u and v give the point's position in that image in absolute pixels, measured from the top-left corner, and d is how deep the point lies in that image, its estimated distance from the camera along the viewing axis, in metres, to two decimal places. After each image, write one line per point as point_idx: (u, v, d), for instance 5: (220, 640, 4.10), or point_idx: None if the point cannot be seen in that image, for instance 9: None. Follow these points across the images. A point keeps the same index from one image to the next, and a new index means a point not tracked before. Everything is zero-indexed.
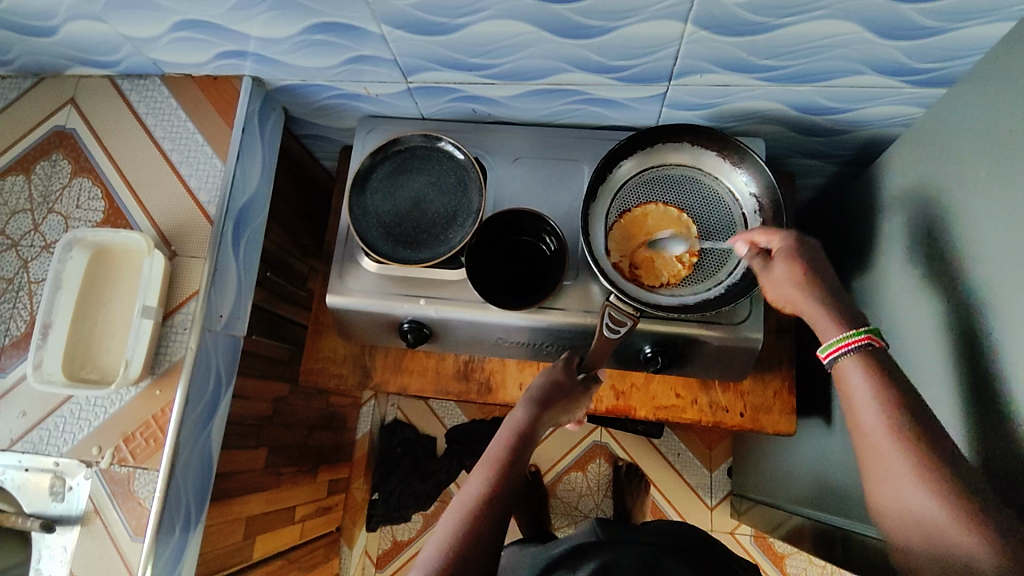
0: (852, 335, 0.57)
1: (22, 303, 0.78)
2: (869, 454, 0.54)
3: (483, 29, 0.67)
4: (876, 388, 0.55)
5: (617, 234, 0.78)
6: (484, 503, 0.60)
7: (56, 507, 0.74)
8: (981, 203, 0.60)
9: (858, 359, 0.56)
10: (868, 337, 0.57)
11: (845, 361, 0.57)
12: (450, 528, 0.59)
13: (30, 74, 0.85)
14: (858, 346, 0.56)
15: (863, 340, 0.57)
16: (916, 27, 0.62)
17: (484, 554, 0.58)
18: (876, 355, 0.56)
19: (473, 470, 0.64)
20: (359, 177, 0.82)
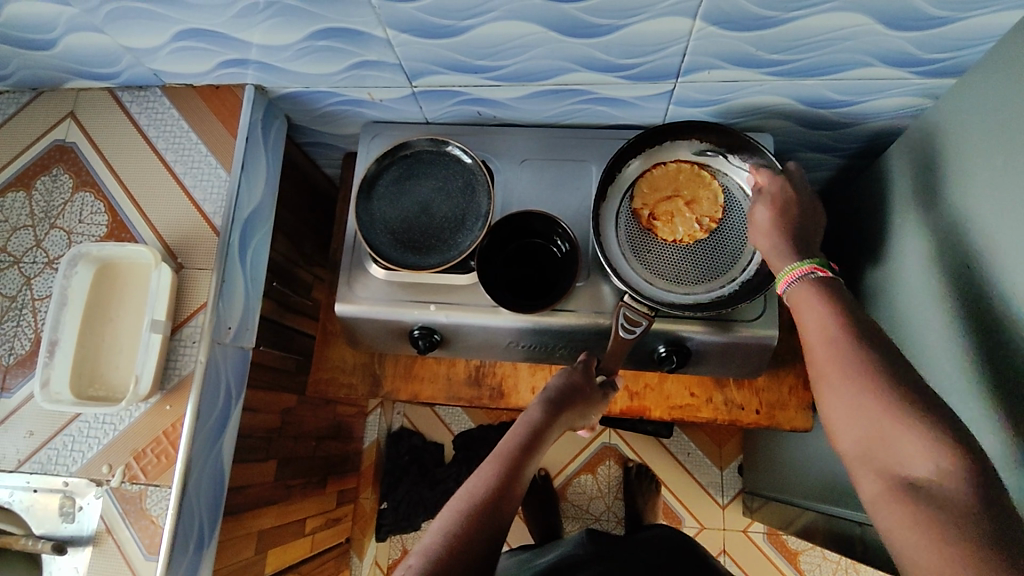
0: (798, 267, 0.60)
1: (27, 321, 0.77)
2: (818, 370, 0.53)
3: (488, 31, 0.66)
4: (830, 311, 0.55)
5: (643, 184, 0.78)
6: (490, 498, 0.59)
7: (67, 528, 0.72)
8: (993, 193, 0.59)
9: (807, 283, 0.58)
10: (811, 267, 0.59)
11: (791, 291, 0.59)
12: (458, 513, 0.58)
13: (28, 88, 0.83)
14: (800, 277, 0.59)
15: (807, 271, 0.59)
16: (925, 17, 0.61)
17: (485, 534, 0.57)
18: (822, 281, 0.58)
19: (484, 462, 0.64)
20: (365, 183, 0.81)
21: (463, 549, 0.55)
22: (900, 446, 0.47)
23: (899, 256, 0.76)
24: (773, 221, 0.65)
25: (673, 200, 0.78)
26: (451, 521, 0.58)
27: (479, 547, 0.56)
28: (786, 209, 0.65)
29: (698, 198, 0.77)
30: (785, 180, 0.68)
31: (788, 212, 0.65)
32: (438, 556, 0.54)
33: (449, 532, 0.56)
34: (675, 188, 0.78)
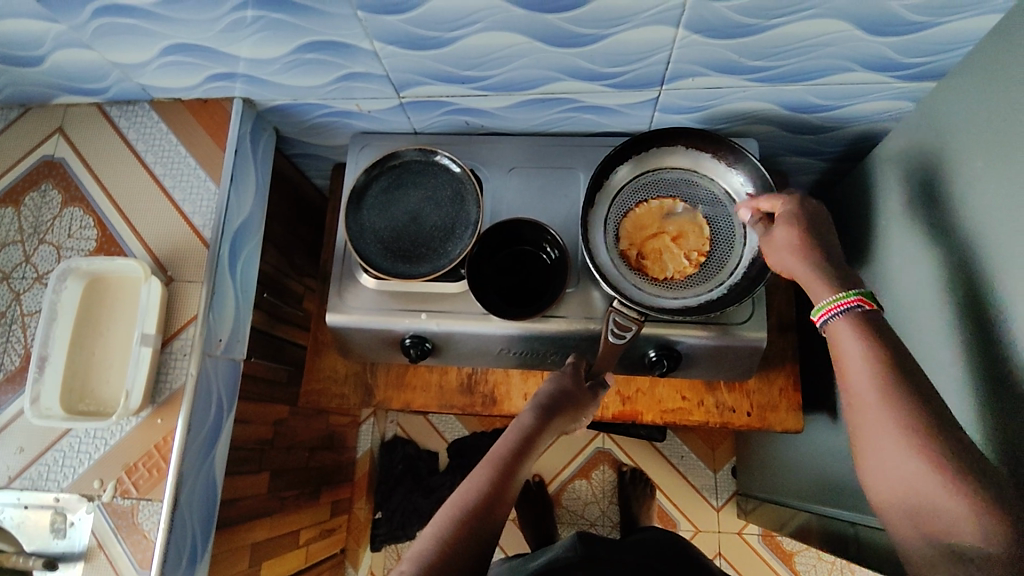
0: (843, 297, 0.57)
1: (16, 336, 0.77)
2: (859, 423, 0.53)
3: (475, 42, 0.67)
4: (869, 362, 0.53)
5: (628, 225, 0.79)
6: (479, 503, 0.59)
7: (58, 544, 0.72)
8: (978, 193, 0.60)
9: (848, 323, 0.56)
10: (857, 299, 0.57)
11: (831, 324, 0.58)
12: (447, 519, 0.58)
13: (16, 104, 0.84)
14: (841, 311, 0.57)
15: (853, 302, 0.57)
16: (903, 23, 0.63)
17: (475, 539, 0.57)
18: (868, 316, 0.56)
19: (476, 466, 0.64)
20: (355, 193, 0.81)
21: (457, 555, 0.56)
22: (941, 507, 0.47)
23: (884, 258, 0.77)
24: (800, 241, 0.63)
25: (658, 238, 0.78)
26: (443, 527, 0.58)
27: (472, 552, 0.56)
28: (810, 233, 0.64)
29: (684, 233, 0.78)
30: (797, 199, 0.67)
31: (812, 233, 0.64)
32: (427, 563, 0.55)
33: (441, 538, 0.57)
34: (659, 224, 0.79)
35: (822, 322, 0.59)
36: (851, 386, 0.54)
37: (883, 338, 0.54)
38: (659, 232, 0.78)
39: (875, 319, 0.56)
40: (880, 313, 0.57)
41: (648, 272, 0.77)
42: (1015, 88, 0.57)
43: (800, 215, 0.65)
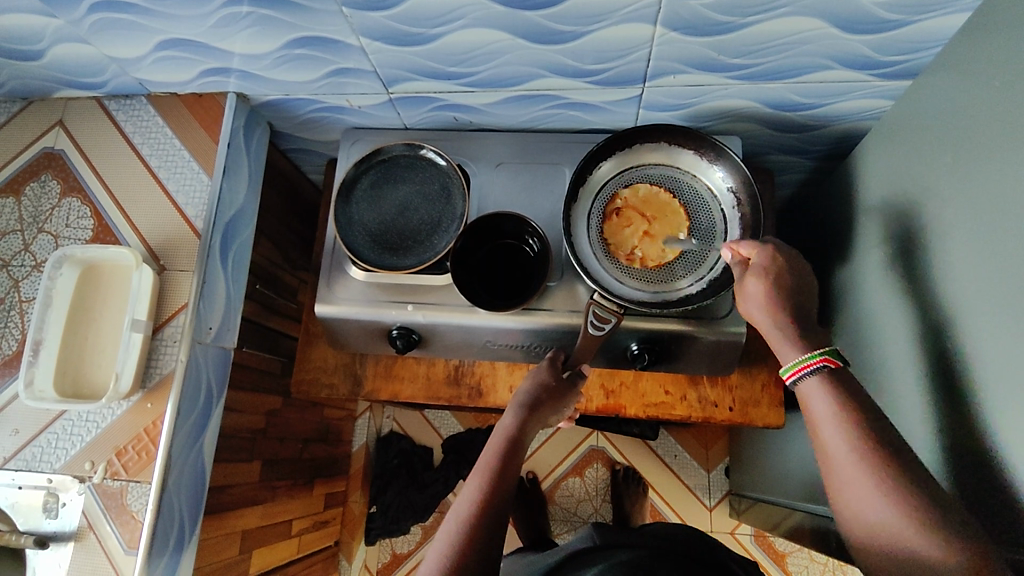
0: (809, 358, 0.57)
1: (14, 322, 0.79)
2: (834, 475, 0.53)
3: (459, 39, 0.69)
4: (838, 411, 0.54)
5: (637, 191, 0.80)
6: (478, 516, 0.60)
7: (50, 524, 0.74)
8: (948, 188, 0.61)
9: (819, 381, 0.56)
10: (823, 360, 0.57)
11: (801, 385, 0.58)
12: (450, 539, 0.59)
13: (19, 98, 0.86)
14: (811, 371, 0.57)
15: (818, 364, 0.56)
16: (878, 21, 0.64)
17: (481, 555, 0.58)
18: (835, 376, 0.56)
19: (469, 477, 0.65)
20: (344, 187, 0.83)
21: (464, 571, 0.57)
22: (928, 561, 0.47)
23: (864, 254, 0.77)
24: (768, 301, 0.62)
25: (648, 216, 0.79)
26: (449, 544, 0.59)
27: (480, 565, 0.57)
28: (783, 284, 0.62)
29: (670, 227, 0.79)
30: (774, 250, 0.64)
31: (786, 289, 0.62)
32: None
33: (447, 556, 0.58)
34: (658, 213, 0.79)
35: (791, 381, 0.59)
36: (821, 441, 0.55)
37: (851, 391, 0.55)
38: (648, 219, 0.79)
39: (842, 378, 0.56)
40: (846, 370, 0.56)
41: (608, 224, 0.80)
42: (985, 85, 0.58)
43: (773, 271, 0.63)
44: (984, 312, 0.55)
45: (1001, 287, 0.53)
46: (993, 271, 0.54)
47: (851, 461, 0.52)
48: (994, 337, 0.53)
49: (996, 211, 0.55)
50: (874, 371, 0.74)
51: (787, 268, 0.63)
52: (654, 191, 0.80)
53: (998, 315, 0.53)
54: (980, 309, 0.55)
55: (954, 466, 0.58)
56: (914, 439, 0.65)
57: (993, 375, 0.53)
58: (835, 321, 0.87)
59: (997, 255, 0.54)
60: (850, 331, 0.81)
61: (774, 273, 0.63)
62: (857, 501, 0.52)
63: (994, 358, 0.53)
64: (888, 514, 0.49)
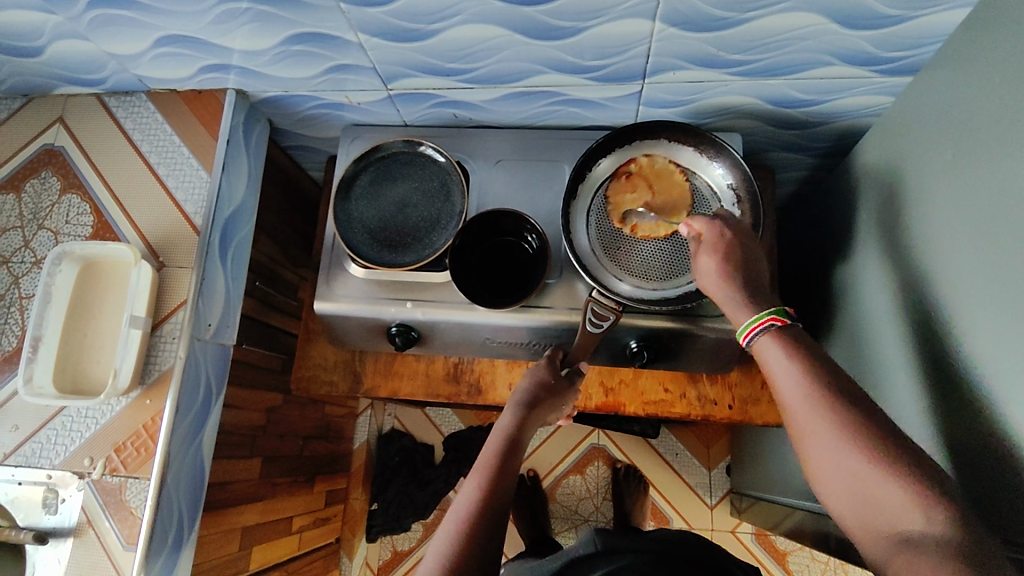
0: (757, 320, 0.58)
1: (14, 318, 0.79)
2: (796, 425, 0.52)
3: (457, 34, 0.69)
4: (791, 360, 0.54)
5: (657, 171, 0.80)
6: (477, 514, 0.60)
7: (49, 520, 0.74)
8: (949, 185, 0.61)
9: (772, 336, 0.56)
10: (770, 320, 0.57)
11: (755, 345, 0.58)
12: (450, 537, 0.59)
13: (19, 95, 0.86)
14: (761, 331, 0.57)
15: (767, 323, 0.57)
16: (879, 17, 0.63)
17: (480, 554, 0.58)
18: (784, 333, 0.56)
19: (467, 476, 0.65)
20: (343, 184, 0.83)
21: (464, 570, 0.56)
22: (891, 501, 0.46)
23: (864, 252, 0.77)
24: (722, 274, 0.62)
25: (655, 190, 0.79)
26: (447, 544, 0.58)
27: (479, 564, 0.57)
28: (732, 254, 0.63)
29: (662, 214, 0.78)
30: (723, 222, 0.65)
31: (734, 261, 0.62)
32: None
33: (446, 556, 0.57)
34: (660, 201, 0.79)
35: (747, 343, 0.58)
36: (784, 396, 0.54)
37: (801, 342, 0.55)
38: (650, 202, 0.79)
39: (794, 334, 0.56)
40: (796, 326, 0.57)
41: (619, 180, 0.80)
42: (985, 80, 0.57)
43: (722, 245, 0.63)
44: (983, 309, 0.54)
45: (1000, 284, 0.53)
46: (992, 268, 0.54)
47: (816, 408, 0.51)
48: (993, 335, 0.53)
49: (996, 207, 0.54)
50: (874, 368, 0.74)
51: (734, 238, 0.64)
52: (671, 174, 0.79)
53: (997, 313, 0.52)
54: (979, 306, 0.55)
55: (952, 463, 0.58)
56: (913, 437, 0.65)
57: (992, 373, 0.52)
58: (836, 319, 0.86)
59: (996, 252, 0.53)
60: (850, 329, 0.81)
61: (724, 245, 0.63)
62: (822, 446, 0.50)
63: (992, 355, 0.52)
64: (850, 458, 0.48)
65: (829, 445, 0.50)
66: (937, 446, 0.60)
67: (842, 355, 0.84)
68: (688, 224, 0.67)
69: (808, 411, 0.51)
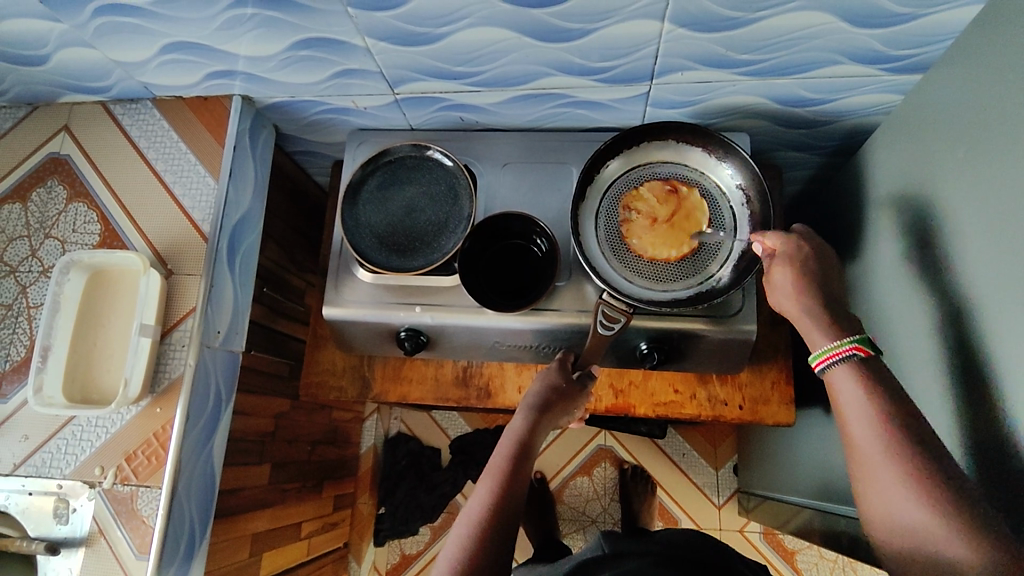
0: (841, 345, 0.57)
1: (23, 328, 0.79)
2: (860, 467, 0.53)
3: (465, 38, 0.68)
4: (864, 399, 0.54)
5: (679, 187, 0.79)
6: (488, 517, 0.60)
7: (60, 530, 0.74)
8: (962, 183, 0.61)
9: (850, 369, 0.56)
10: (854, 347, 0.56)
11: (830, 374, 0.57)
12: (462, 541, 0.58)
13: (24, 103, 0.86)
14: (841, 359, 0.56)
15: (847, 352, 0.56)
16: (890, 15, 0.63)
17: (493, 558, 0.58)
18: (866, 364, 0.55)
19: (479, 479, 0.65)
20: (351, 188, 0.83)
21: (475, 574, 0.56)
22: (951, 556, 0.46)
23: (875, 250, 0.77)
24: (798, 285, 0.62)
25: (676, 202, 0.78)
26: (459, 547, 0.58)
27: (490, 567, 0.57)
28: (811, 275, 0.63)
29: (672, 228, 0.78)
30: (800, 240, 0.66)
31: (811, 275, 0.63)
32: None
33: (457, 559, 0.57)
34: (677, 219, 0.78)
35: (822, 368, 0.58)
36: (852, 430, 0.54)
37: (880, 379, 0.55)
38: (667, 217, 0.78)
39: (875, 366, 0.55)
40: (877, 357, 0.56)
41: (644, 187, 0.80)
42: (997, 78, 0.57)
43: (801, 259, 0.64)
44: (1000, 308, 0.54)
45: (1016, 282, 0.52)
46: (1007, 266, 0.54)
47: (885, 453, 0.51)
48: (1010, 333, 0.53)
49: (1009, 205, 0.54)
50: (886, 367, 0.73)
51: (813, 257, 0.64)
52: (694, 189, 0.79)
53: (1013, 311, 0.52)
54: (995, 304, 0.55)
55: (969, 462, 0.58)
56: None
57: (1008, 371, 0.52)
58: None
59: (1011, 250, 0.53)
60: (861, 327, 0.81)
61: (800, 263, 0.64)
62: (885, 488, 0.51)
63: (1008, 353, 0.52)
64: (912, 508, 0.49)
65: (892, 490, 0.50)
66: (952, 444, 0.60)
67: None
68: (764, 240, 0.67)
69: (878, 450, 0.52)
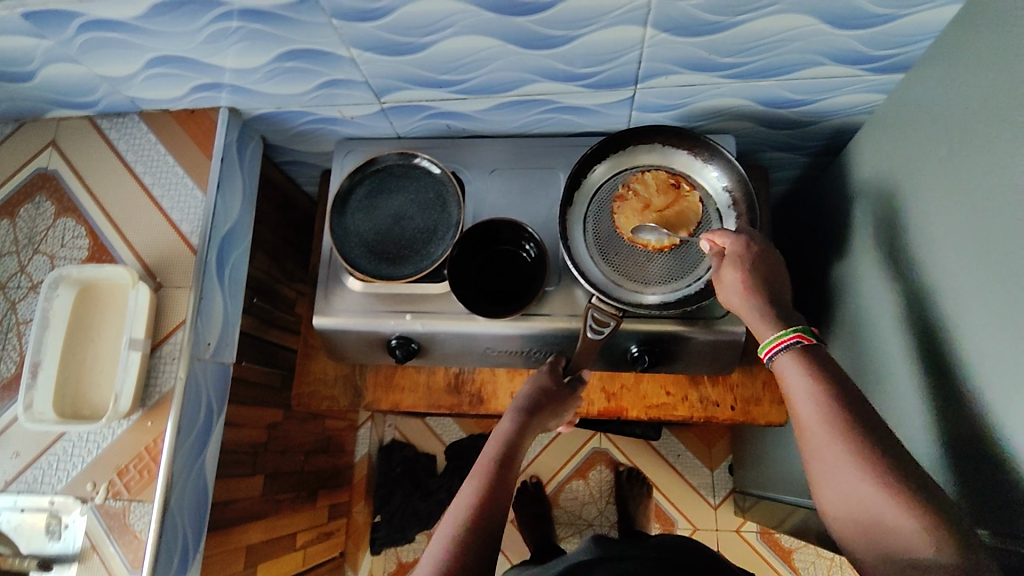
0: (784, 335, 0.58)
1: (12, 344, 0.79)
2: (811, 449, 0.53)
3: (449, 47, 0.69)
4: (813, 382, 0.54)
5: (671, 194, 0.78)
6: (476, 516, 0.60)
7: (53, 546, 0.73)
8: (942, 182, 0.61)
9: (795, 356, 0.56)
10: (797, 336, 0.57)
11: (777, 362, 0.58)
12: (448, 538, 0.58)
13: (11, 119, 0.86)
14: (785, 347, 0.57)
15: (791, 340, 0.57)
16: (868, 16, 0.64)
17: (479, 555, 0.57)
18: (810, 353, 0.56)
19: (465, 480, 0.65)
20: (339, 198, 0.83)
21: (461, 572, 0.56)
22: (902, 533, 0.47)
23: (860, 249, 0.77)
24: (746, 286, 0.62)
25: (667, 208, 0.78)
26: (444, 544, 0.58)
27: (476, 565, 0.57)
28: (755, 271, 0.63)
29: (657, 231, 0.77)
30: (748, 239, 0.65)
31: (759, 274, 0.62)
32: None
33: (443, 557, 0.57)
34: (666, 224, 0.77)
35: (769, 358, 0.59)
36: (802, 414, 0.54)
37: (824, 363, 0.55)
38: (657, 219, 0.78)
39: (818, 353, 0.56)
40: (820, 346, 0.57)
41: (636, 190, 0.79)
42: (975, 77, 0.58)
43: (747, 257, 0.63)
44: (982, 305, 0.55)
45: (997, 279, 0.53)
46: (988, 263, 0.54)
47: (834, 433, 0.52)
48: (990, 329, 0.53)
49: (988, 203, 0.55)
50: (873, 364, 0.74)
51: (759, 253, 0.64)
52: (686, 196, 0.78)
53: (994, 308, 0.53)
54: (976, 301, 0.55)
55: (954, 458, 0.58)
56: (915, 432, 0.65)
57: (991, 367, 0.53)
58: (834, 316, 0.86)
59: (991, 247, 0.54)
60: (849, 326, 0.81)
61: (749, 261, 0.63)
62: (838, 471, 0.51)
63: (990, 350, 0.53)
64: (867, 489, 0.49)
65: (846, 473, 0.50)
66: (938, 441, 0.60)
67: (841, 352, 0.84)
68: (711, 239, 0.67)
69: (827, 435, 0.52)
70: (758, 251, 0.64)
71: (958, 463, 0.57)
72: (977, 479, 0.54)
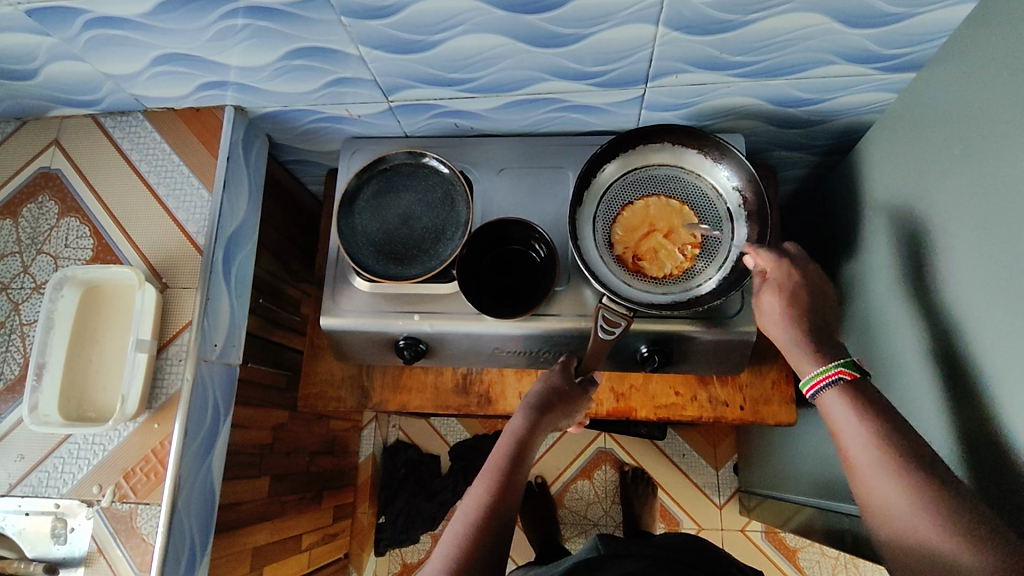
0: (824, 371, 0.58)
1: (16, 346, 0.78)
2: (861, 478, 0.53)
3: (458, 45, 0.68)
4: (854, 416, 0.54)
5: (653, 255, 0.78)
6: (487, 514, 0.59)
7: (58, 550, 0.73)
8: (955, 183, 0.61)
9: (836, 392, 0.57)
10: (839, 371, 0.57)
11: (821, 399, 0.58)
12: (457, 538, 0.58)
13: (13, 118, 0.85)
14: (826, 383, 0.57)
15: (833, 376, 0.57)
16: (882, 14, 0.63)
17: (489, 557, 0.57)
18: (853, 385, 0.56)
19: (477, 477, 0.64)
20: (347, 197, 0.83)
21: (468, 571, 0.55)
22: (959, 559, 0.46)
23: (871, 248, 0.77)
24: (788, 314, 0.63)
25: (649, 247, 0.78)
26: (453, 544, 0.58)
27: (484, 567, 0.56)
28: (797, 298, 0.63)
29: (664, 215, 0.79)
30: (792, 268, 0.66)
31: (802, 304, 0.63)
32: None
33: (452, 557, 0.56)
34: (648, 223, 0.79)
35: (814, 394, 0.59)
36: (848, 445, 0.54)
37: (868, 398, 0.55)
38: (650, 223, 0.79)
39: (860, 387, 0.56)
40: (864, 378, 0.57)
41: (661, 238, 0.78)
42: (989, 76, 0.57)
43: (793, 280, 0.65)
44: (995, 306, 0.54)
45: (1013, 279, 0.53)
46: (1003, 264, 0.54)
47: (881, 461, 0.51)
48: (1005, 330, 0.53)
49: (1003, 203, 0.54)
50: (883, 365, 0.74)
51: (802, 280, 0.65)
52: (650, 258, 0.78)
53: (1010, 308, 0.53)
54: (990, 301, 0.55)
55: (970, 458, 0.58)
56: (928, 432, 0.65)
57: (1006, 369, 0.52)
58: (844, 315, 0.86)
59: (1007, 248, 0.54)
60: (858, 326, 0.81)
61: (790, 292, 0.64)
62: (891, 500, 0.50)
63: (1006, 351, 0.53)
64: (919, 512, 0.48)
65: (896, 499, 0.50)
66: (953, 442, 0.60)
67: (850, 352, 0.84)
68: (754, 257, 0.69)
69: (877, 467, 0.51)
70: (801, 282, 0.65)
71: (975, 465, 0.56)
72: (997, 483, 0.54)
